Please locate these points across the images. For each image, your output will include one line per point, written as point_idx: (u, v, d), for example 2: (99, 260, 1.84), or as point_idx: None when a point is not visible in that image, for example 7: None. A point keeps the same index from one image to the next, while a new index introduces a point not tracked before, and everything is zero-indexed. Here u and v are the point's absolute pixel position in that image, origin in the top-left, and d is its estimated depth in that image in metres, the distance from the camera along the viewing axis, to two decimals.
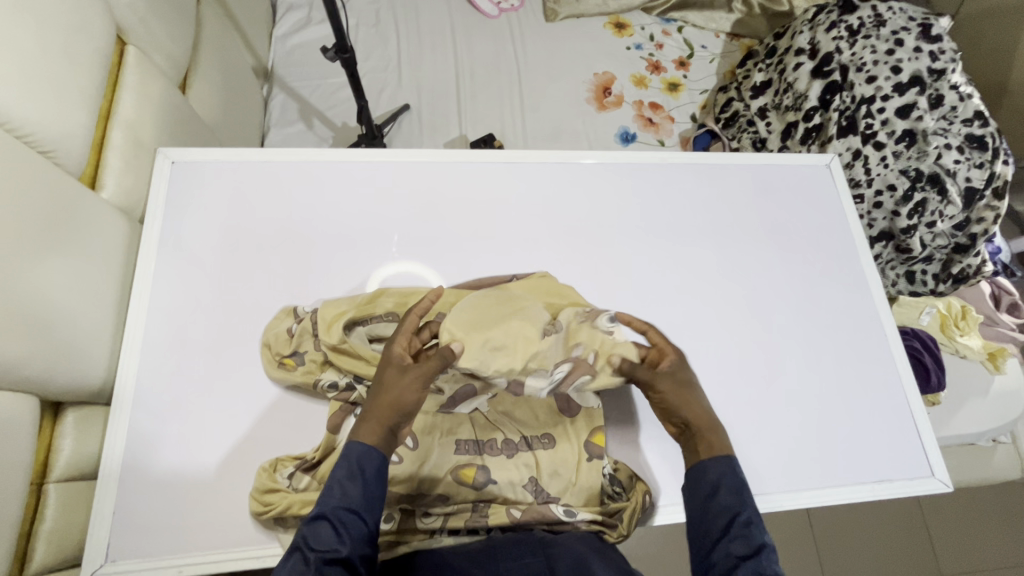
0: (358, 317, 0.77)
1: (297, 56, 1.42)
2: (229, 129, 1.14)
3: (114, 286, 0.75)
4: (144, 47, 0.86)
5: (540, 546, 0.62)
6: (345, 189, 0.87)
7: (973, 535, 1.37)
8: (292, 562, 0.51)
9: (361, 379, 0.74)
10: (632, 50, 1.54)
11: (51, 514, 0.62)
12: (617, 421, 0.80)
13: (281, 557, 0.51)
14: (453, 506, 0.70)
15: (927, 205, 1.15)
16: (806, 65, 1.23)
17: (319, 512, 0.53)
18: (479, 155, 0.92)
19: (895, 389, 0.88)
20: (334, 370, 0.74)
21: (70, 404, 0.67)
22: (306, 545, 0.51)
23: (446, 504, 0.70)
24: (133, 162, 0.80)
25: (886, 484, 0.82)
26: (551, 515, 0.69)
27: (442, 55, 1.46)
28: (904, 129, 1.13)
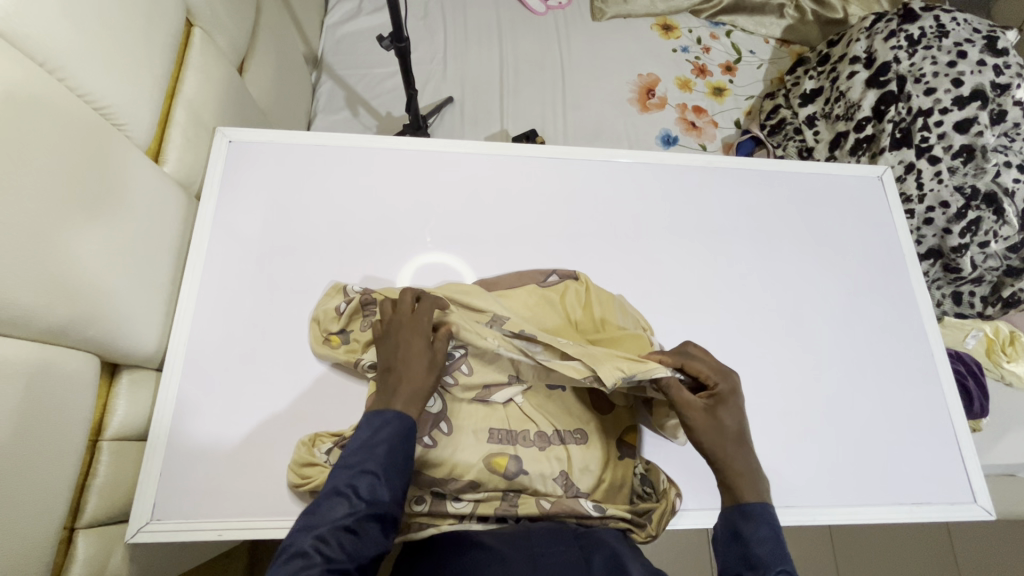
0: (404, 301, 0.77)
1: (346, 45, 1.45)
2: (280, 113, 1.17)
3: (171, 257, 0.78)
4: (210, 29, 0.89)
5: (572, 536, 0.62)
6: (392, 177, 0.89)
7: None
8: (331, 505, 0.53)
9: None
10: (678, 52, 1.53)
11: (104, 470, 0.65)
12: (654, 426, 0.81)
13: (322, 498, 0.54)
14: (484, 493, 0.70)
15: (982, 225, 1.11)
16: (860, 73, 1.19)
17: (366, 465, 0.55)
18: (525, 150, 0.92)
19: (939, 409, 0.86)
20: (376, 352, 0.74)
21: (125, 366, 0.70)
22: (353, 493, 0.54)
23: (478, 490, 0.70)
24: (194, 140, 0.83)
25: (925, 506, 0.80)
26: (580, 508, 0.68)
27: (487, 50, 1.47)
28: (962, 144, 1.09)
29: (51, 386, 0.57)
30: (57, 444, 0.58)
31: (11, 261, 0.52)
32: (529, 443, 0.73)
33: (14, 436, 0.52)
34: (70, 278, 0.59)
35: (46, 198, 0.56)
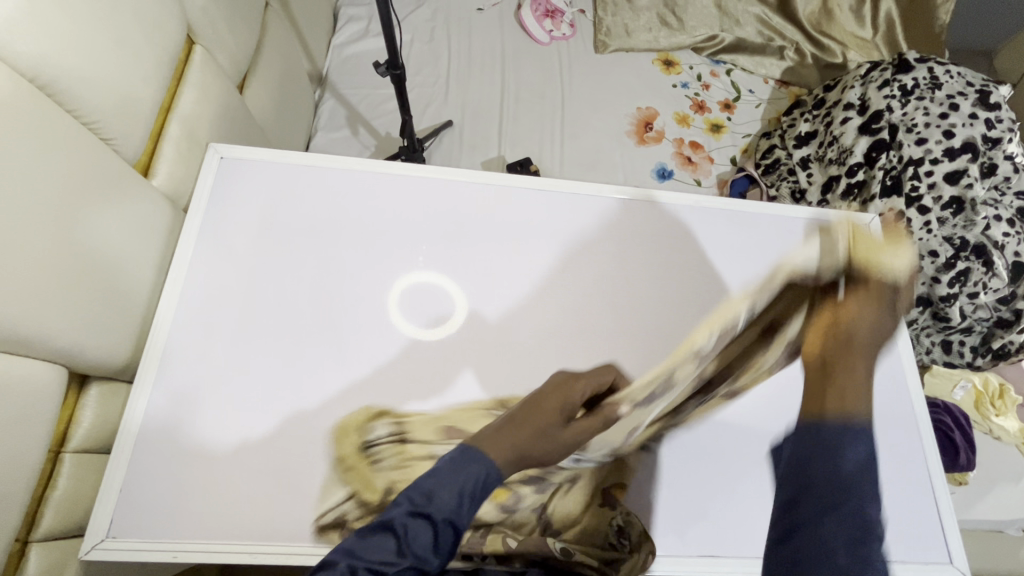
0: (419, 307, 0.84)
1: (351, 65, 1.47)
2: (279, 130, 1.19)
3: (152, 268, 0.78)
4: (211, 47, 0.91)
5: None
6: (379, 201, 0.89)
7: None
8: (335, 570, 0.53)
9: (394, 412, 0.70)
10: (677, 88, 1.55)
11: (63, 483, 0.64)
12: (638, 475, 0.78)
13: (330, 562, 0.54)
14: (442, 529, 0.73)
15: (970, 275, 1.11)
16: (853, 120, 1.21)
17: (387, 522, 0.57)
18: (512, 180, 0.93)
19: (918, 464, 0.84)
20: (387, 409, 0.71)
21: (95, 378, 0.70)
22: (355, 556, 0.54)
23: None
24: (185, 155, 0.84)
25: (898, 565, 0.78)
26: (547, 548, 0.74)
27: (490, 76, 1.49)
28: (952, 196, 1.10)
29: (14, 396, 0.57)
30: (14, 457, 0.57)
31: None
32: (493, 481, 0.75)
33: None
34: (45, 283, 0.59)
35: (22, 211, 0.56)
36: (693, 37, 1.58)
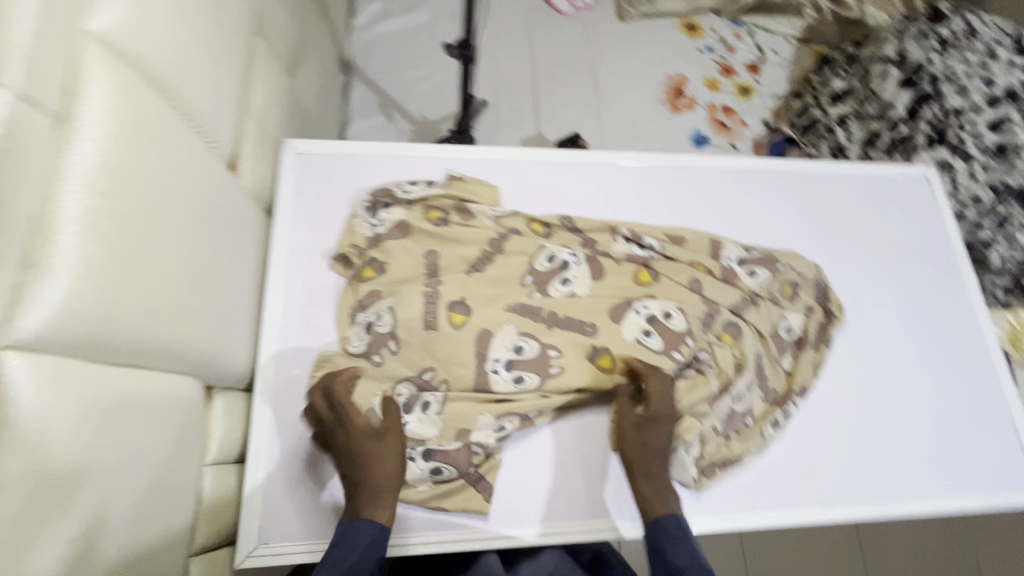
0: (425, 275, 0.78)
1: (375, 47, 1.42)
2: (323, 121, 1.15)
3: (250, 273, 0.76)
4: (268, 38, 0.87)
5: None
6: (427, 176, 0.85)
7: None
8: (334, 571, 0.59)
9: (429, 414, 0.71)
10: (704, 52, 1.55)
11: (210, 496, 0.64)
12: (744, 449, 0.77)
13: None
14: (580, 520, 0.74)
15: (1013, 220, 1.14)
16: (893, 74, 1.23)
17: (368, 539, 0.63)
18: (587, 156, 0.90)
19: (996, 401, 0.89)
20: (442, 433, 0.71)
21: (218, 388, 0.69)
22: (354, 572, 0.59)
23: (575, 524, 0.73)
24: (263, 152, 0.81)
25: (991, 495, 0.83)
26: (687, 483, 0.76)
27: (518, 51, 1.46)
28: (995, 143, 1.13)
29: (69, 514, 0.42)
30: (176, 475, 0.56)
31: (140, 284, 0.50)
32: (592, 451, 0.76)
33: (120, 501, 0.48)
34: (179, 296, 0.57)
35: (164, 224, 0.55)
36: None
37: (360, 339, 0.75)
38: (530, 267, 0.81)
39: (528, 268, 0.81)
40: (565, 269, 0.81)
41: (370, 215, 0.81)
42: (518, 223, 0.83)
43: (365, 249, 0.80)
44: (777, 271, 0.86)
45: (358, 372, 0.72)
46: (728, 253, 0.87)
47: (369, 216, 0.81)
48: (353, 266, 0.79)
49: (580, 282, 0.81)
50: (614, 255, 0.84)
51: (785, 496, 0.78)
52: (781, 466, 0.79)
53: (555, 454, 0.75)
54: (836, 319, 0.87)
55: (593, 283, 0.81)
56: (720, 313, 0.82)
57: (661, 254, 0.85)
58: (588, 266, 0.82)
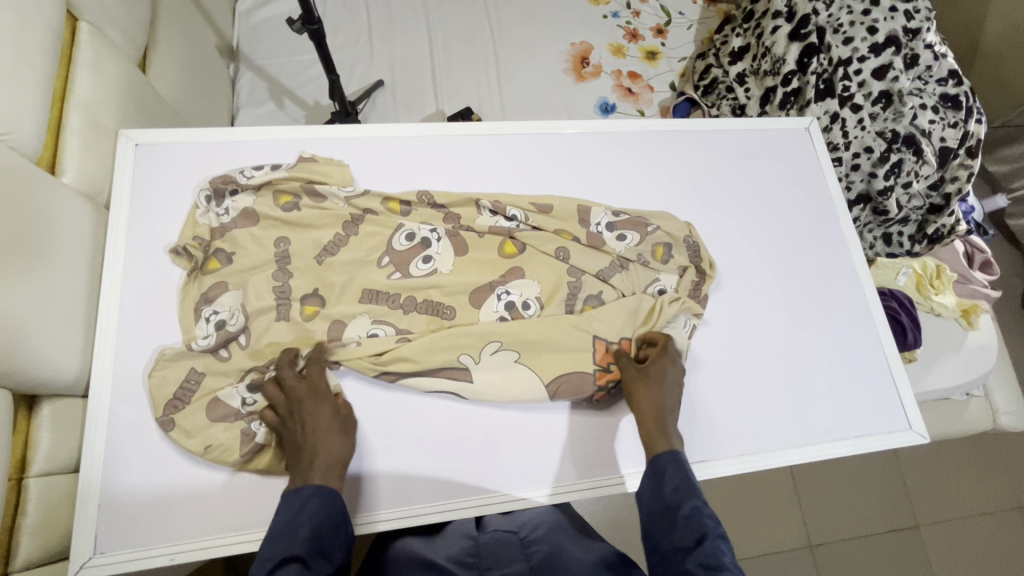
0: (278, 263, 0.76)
1: (262, 32, 1.36)
2: (196, 111, 1.10)
3: (85, 275, 0.72)
4: (98, 24, 0.82)
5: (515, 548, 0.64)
6: (280, 163, 0.82)
7: (931, 485, 1.61)
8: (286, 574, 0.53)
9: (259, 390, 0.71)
10: (609, 18, 1.52)
11: (33, 510, 0.61)
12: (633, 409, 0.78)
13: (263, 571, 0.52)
14: (458, 496, 0.71)
15: (904, 166, 1.16)
16: (782, 28, 1.22)
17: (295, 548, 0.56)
18: (452, 129, 0.89)
19: (875, 346, 0.90)
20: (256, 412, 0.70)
21: (45, 398, 0.65)
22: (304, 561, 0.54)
23: (451, 501, 0.71)
24: (95, 144, 0.76)
25: (867, 438, 0.84)
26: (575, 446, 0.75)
27: (415, 28, 1.42)
28: (880, 91, 1.13)
29: None
30: None
31: None
32: (452, 426, 0.74)
33: None
34: None
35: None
36: None
37: (206, 332, 0.72)
38: (387, 247, 0.79)
39: (385, 248, 0.79)
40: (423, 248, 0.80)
41: (215, 205, 0.78)
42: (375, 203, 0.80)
43: (210, 240, 0.76)
44: (647, 233, 0.86)
45: (206, 369, 0.71)
46: (598, 218, 0.86)
47: (214, 205, 0.78)
48: (196, 259, 0.75)
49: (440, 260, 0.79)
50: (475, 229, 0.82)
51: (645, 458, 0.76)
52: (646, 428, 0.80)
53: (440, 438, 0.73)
54: (710, 277, 0.87)
55: (455, 262, 0.80)
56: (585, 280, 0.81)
57: (527, 224, 0.83)
58: (449, 241, 0.81)
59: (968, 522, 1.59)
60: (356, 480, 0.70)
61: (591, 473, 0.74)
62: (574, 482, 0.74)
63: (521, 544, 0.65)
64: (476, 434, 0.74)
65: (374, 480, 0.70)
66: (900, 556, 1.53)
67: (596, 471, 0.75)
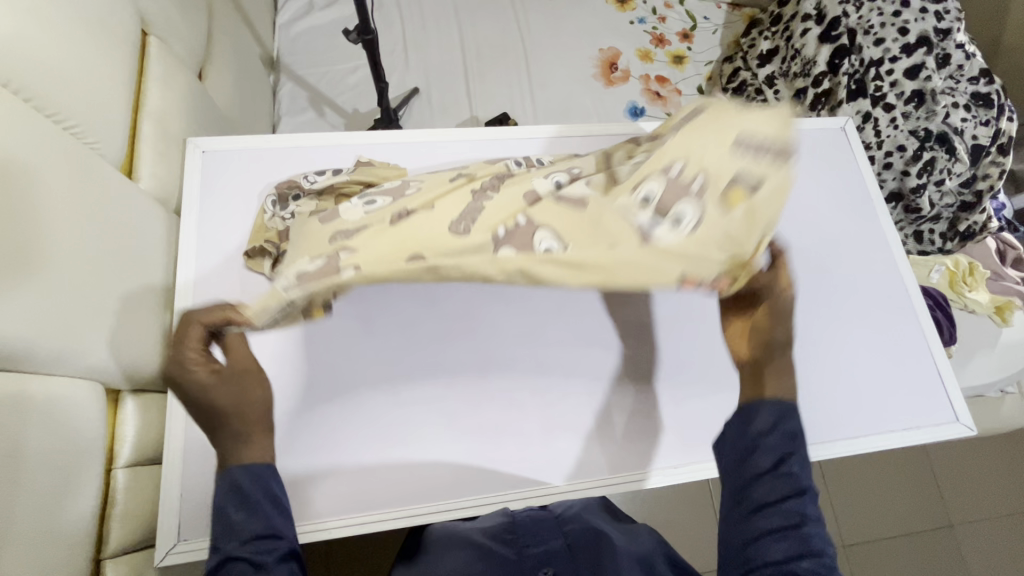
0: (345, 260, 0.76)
1: (301, 44, 1.41)
2: (245, 120, 1.14)
3: (159, 275, 0.75)
4: (165, 38, 0.86)
5: (555, 525, 0.68)
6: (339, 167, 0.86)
7: (964, 484, 1.60)
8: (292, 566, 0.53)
9: None
10: (635, 24, 1.55)
11: (121, 498, 0.64)
12: (677, 405, 0.81)
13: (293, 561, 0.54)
14: (478, 491, 0.74)
15: (936, 164, 1.17)
16: (813, 30, 1.24)
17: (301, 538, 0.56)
18: (501, 132, 0.92)
19: (918, 341, 0.91)
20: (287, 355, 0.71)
21: (129, 391, 0.68)
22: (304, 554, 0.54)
23: (465, 497, 0.73)
24: (164, 152, 0.80)
25: (914, 431, 0.85)
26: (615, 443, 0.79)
27: (448, 37, 1.45)
28: (913, 90, 1.15)
29: None
30: (72, 478, 0.56)
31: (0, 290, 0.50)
32: (500, 420, 0.77)
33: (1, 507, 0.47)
34: (62, 300, 0.57)
35: (41, 227, 0.55)
36: None
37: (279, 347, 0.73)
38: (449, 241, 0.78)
39: None
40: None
41: (280, 209, 0.81)
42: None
43: (279, 243, 0.79)
44: None
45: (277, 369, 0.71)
46: None
47: (279, 210, 0.81)
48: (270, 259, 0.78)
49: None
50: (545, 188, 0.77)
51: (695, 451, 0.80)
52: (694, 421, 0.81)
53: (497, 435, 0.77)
54: None
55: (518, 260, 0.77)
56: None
57: None
58: None
59: (1004, 522, 1.58)
60: (415, 471, 0.74)
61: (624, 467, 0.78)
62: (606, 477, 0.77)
63: (557, 523, 0.69)
64: (536, 429, 0.78)
65: (390, 476, 0.73)
66: (933, 555, 1.52)
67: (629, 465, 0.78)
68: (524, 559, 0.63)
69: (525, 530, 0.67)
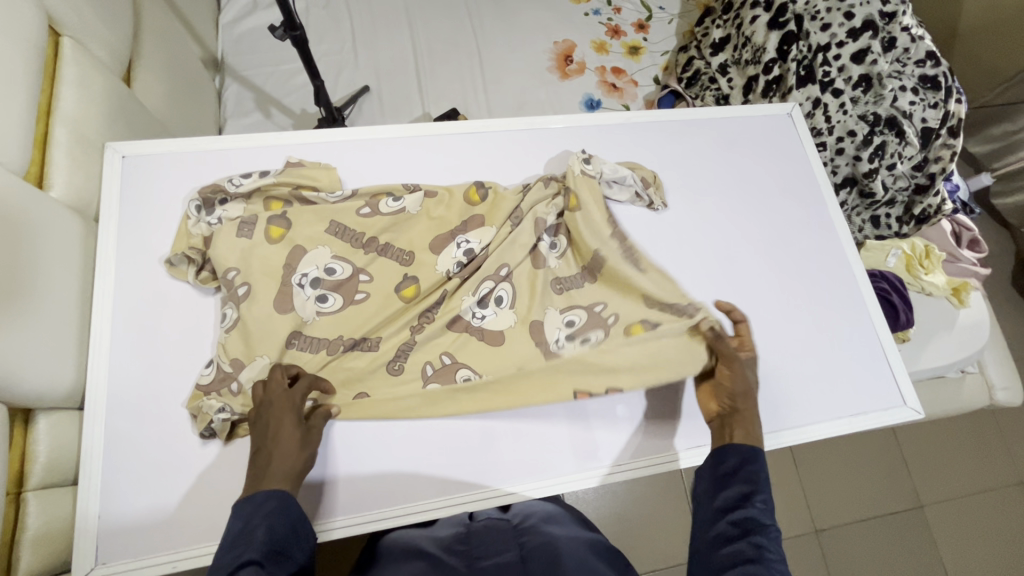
0: (279, 268, 0.76)
1: (246, 43, 1.37)
2: (183, 124, 1.10)
3: (77, 287, 0.72)
4: (81, 39, 0.82)
5: (511, 538, 0.64)
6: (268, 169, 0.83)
7: (931, 464, 1.61)
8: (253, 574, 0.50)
9: (225, 407, 0.69)
10: (590, 16, 1.53)
11: (33, 523, 0.61)
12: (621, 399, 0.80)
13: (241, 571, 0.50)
14: (417, 497, 0.72)
15: (887, 148, 1.18)
16: (762, 17, 1.24)
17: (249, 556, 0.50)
18: (437, 128, 0.89)
19: (865, 326, 0.91)
20: (214, 397, 0.69)
21: (42, 410, 0.65)
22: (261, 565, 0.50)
23: (406, 504, 0.71)
24: (81, 158, 0.77)
25: (862, 416, 0.85)
26: (556, 442, 0.77)
27: (398, 34, 1.42)
28: (860, 75, 1.15)
29: None
30: None
31: None
32: (444, 424, 0.75)
33: None
34: None
35: None
36: None
37: (208, 373, 0.71)
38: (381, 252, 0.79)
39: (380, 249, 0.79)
40: (441, 262, 0.80)
41: (205, 214, 0.78)
42: (362, 206, 0.80)
43: (205, 250, 0.76)
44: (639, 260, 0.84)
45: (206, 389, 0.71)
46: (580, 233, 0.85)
47: (204, 215, 0.78)
48: (195, 269, 0.76)
49: (452, 261, 0.80)
50: (491, 270, 0.80)
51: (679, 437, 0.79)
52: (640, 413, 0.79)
53: (435, 438, 0.74)
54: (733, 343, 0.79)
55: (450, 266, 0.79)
56: (625, 310, 0.82)
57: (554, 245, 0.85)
58: (446, 245, 0.81)
59: (971, 501, 1.60)
60: (347, 478, 0.71)
61: (649, 453, 0.78)
62: (635, 459, 0.78)
63: (514, 534, 0.65)
64: (477, 429, 0.76)
65: (334, 485, 0.71)
66: (903, 536, 1.54)
67: (651, 451, 0.78)
68: (474, 571, 0.59)
69: (479, 543, 0.64)
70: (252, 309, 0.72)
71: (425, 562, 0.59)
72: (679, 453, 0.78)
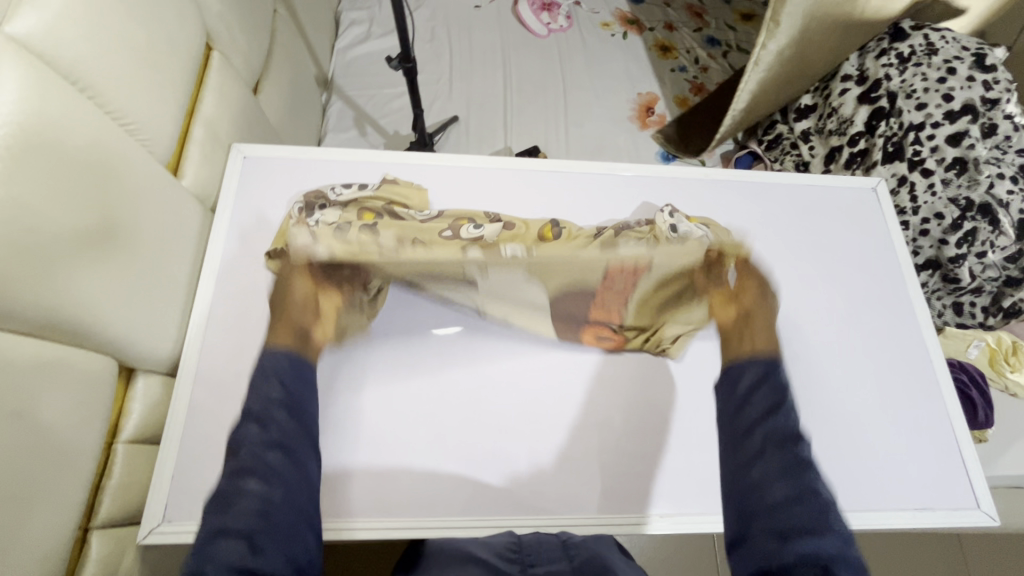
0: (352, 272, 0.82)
1: (355, 67, 1.51)
2: (293, 132, 1.22)
3: (188, 266, 0.81)
4: (228, 53, 0.94)
5: (562, 550, 0.63)
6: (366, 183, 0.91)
7: None
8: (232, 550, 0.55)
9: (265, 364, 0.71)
10: (676, 72, 1.59)
11: (118, 472, 0.67)
12: (666, 447, 0.80)
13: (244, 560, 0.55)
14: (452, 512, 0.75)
15: (978, 235, 1.13)
16: (852, 90, 1.24)
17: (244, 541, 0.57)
18: (525, 164, 0.95)
19: (940, 417, 0.86)
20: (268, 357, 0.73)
21: (142, 371, 0.73)
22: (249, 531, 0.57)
23: (441, 517, 0.74)
24: (211, 155, 0.87)
25: (928, 512, 0.79)
26: (594, 481, 0.78)
27: (492, 71, 1.52)
28: (954, 157, 1.12)
29: None
30: (74, 447, 0.60)
31: (30, 262, 0.53)
32: (494, 446, 0.78)
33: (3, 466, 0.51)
34: (91, 272, 0.61)
35: (82, 200, 0.60)
36: (684, 39, 1.65)
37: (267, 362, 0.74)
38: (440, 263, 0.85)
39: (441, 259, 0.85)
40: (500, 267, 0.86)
41: (306, 215, 0.87)
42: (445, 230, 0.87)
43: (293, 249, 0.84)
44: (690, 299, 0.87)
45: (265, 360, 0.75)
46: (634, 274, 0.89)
47: (306, 217, 0.87)
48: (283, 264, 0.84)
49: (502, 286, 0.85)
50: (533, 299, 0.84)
51: (695, 499, 0.78)
52: (681, 465, 0.80)
53: (481, 457, 0.77)
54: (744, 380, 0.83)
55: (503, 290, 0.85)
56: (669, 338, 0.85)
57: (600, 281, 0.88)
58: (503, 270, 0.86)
59: None
60: (393, 479, 0.75)
61: (645, 507, 0.77)
62: (632, 514, 0.77)
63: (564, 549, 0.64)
64: (522, 454, 0.78)
65: (385, 484, 0.75)
66: None
67: (684, 505, 0.78)
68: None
69: (532, 552, 0.63)
70: (334, 300, 0.82)
71: (479, 562, 0.60)
72: (698, 514, 0.77)
